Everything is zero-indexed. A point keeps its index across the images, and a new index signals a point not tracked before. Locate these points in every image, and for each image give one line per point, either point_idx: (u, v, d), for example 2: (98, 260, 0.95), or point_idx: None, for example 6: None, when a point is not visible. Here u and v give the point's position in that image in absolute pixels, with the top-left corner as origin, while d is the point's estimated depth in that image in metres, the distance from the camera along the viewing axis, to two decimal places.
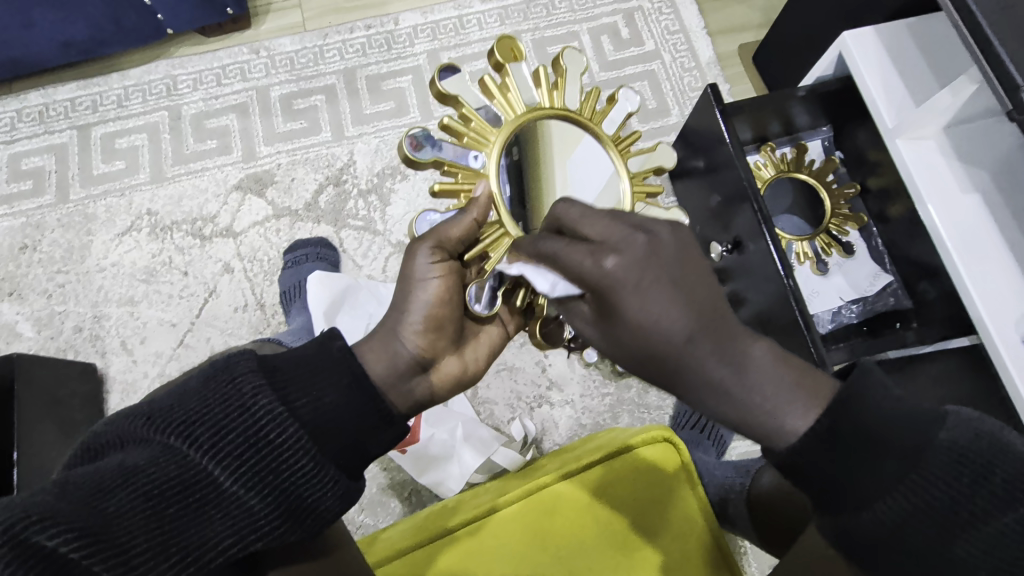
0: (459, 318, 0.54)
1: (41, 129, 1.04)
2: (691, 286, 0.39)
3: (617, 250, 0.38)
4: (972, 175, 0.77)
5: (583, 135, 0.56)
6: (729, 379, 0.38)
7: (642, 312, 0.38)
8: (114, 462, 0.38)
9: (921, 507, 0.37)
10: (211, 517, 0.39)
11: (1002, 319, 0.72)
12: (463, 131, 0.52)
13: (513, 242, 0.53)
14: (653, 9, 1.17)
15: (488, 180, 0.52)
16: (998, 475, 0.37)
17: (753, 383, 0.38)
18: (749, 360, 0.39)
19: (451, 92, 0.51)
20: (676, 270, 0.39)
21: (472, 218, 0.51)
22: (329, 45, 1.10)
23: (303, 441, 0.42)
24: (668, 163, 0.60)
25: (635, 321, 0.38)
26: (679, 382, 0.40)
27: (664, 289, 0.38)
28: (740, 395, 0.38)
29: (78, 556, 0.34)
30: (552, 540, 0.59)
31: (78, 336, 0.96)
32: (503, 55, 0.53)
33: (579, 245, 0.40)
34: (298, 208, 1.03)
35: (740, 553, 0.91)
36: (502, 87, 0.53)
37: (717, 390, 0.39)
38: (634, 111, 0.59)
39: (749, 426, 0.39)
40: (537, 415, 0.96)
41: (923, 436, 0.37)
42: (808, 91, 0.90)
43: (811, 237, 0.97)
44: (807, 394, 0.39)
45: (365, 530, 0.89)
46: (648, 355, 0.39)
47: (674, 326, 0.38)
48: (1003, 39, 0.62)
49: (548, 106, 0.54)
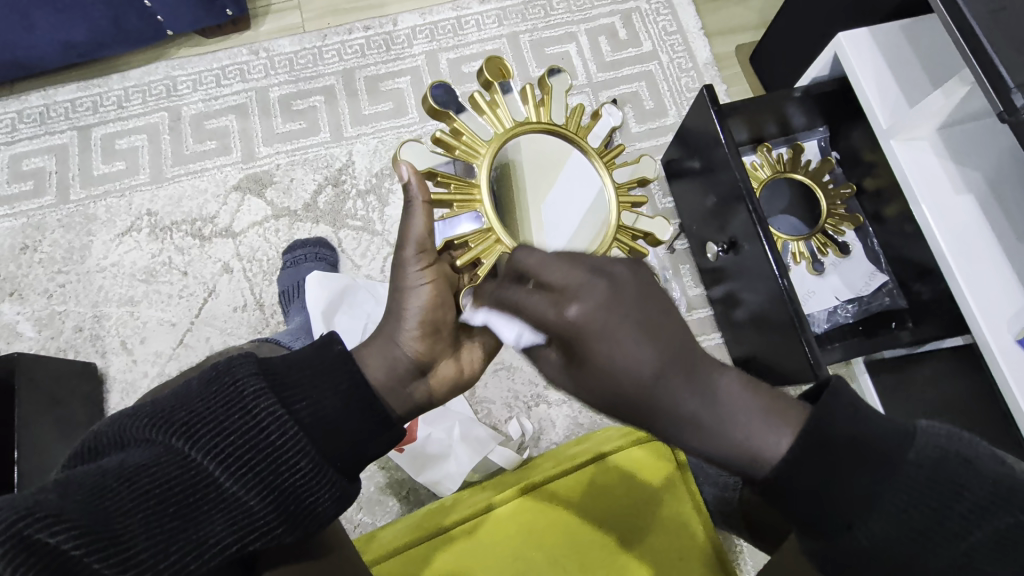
0: (454, 322, 0.55)
1: (42, 129, 1.05)
2: (649, 319, 0.40)
3: (579, 298, 0.39)
4: (966, 176, 0.78)
5: (570, 149, 0.56)
6: (699, 411, 0.39)
7: (610, 357, 0.39)
8: (116, 462, 0.39)
9: (890, 526, 0.37)
10: (210, 517, 0.40)
11: (996, 321, 0.72)
12: (454, 144, 0.52)
13: (507, 250, 0.51)
14: (651, 10, 1.17)
15: (481, 193, 0.52)
16: (969, 492, 0.37)
17: (722, 413, 0.40)
18: (715, 391, 0.40)
19: (443, 108, 0.52)
20: (634, 314, 0.40)
21: (421, 212, 0.52)
22: (329, 45, 1.11)
23: (303, 444, 0.43)
24: (651, 174, 0.59)
25: (605, 363, 0.39)
26: (654, 420, 0.40)
27: (629, 330, 0.39)
28: (715, 428, 0.39)
29: (80, 553, 0.35)
30: (547, 538, 0.60)
31: (78, 336, 0.96)
32: (492, 73, 0.54)
33: (542, 293, 0.41)
34: (297, 209, 1.04)
35: (735, 551, 0.92)
36: (491, 104, 0.54)
37: (691, 425, 0.40)
38: (618, 127, 0.58)
39: (726, 461, 0.40)
40: (535, 414, 0.97)
41: (894, 451, 0.37)
42: (805, 92, 0.91)
43: (807, 238, 0.97)
44: (778, 419, 0.40)
45: (363, 529, 0.90)
46: (620, 396, 0.40)
47: (640, 364, 0.39)
48: (994, 43, 0.63)
49: (535, 122, 0.55)
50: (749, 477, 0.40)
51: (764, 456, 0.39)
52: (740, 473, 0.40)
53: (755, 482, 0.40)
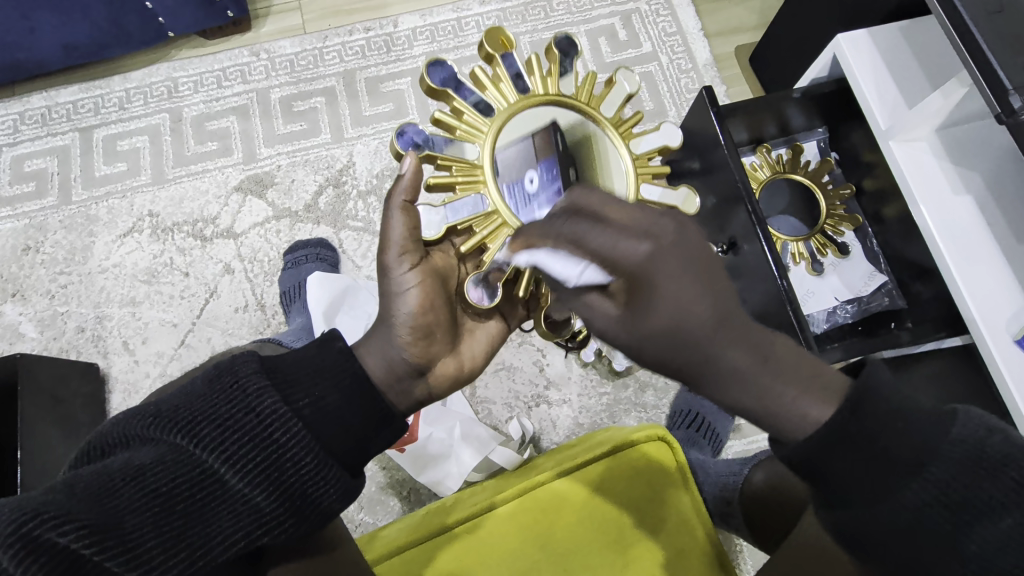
0: (445, 323, 0.55)
1: (44, 131, 1.05)
2: (706, 265, 0.39)
3: (651, 237, 0.38)
4: (965, 176, 0.78)
5: (582, 121, 0.56)
6: (751, 367, 0.39)
7: (676, 300, 0.38)
8: (122, 461, 0.39)
9: (929, 500, 0.38)
10: (217, 513, 0.40)
11: (995, 320, 0.73)
12: (455, 125, 0.54)
13: (511, 231, 0.52)
14: (651, 11, 1.18)
15: (484, 172, 0.53)
16: (1008, 471, 0.38)
17: (769, 373, 0.39)
18: (765, 351, 0.40)
19: (440, 88, 0.54)
20: (688, 262, 0.38)
21: (398, 212, 0.52)
22: (329, 47, 1.11)
23: (307, 440, 0.43)
24: (674, 142, 0.57)
25: (671, 307, 0.38)
26: (703, 376, 0.39)
27: (693, 276, 0.38)
28: (762, 383, 0.39)
29: (91, 551, 0.35)
30: (550, 538, 0.60)
31: (80, 337, 0.97)
32: (493, 46, 0.55)
33: (607, 230, 0.38)
34: (298, 209, 1.04)
35: (735, 550, 0.92)
36: (494, 79, 0.55)
37: (740, 378, 0.39)
38: (633, 92, 0.58)
39: (766, 422, 0.40)
40: (535, 414, 0.97)
41: (939, 431, 0.38)
42: (804, 93, 0.91)
43: (807, 238, 0.98)
44: (817, 387, 0.40)
45: (364, 528, 0.90)
46: (677, 345, 0.38)
47: (704, 308, 0.38)
48: (992, 45, 0.63)
49: (542, 93, 0.55)
50: (780, 441, 0.40)
51: (796, 429, 0.39)
52: (771, 434, 0.40)
53: (788, 448, 0.40)
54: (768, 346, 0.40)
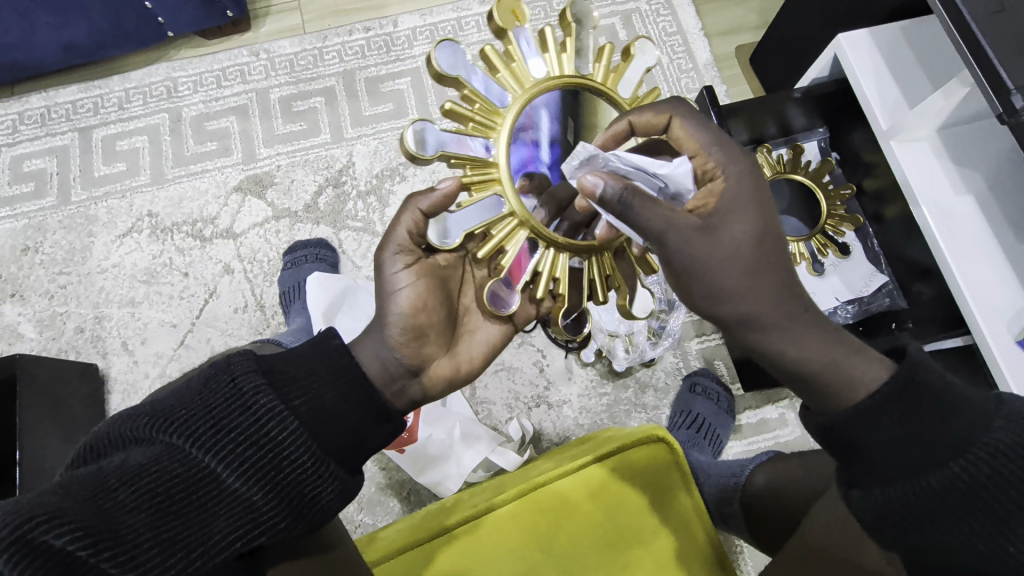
0: (438, 326, 0.54)
1: (43, 131, 1.05)
2: (767, 213, 0.46)
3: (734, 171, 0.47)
4: (965, 176, 0.78)
5: (598, 100, 0.54)
6: (795, 317, 0.44)
7: (749, 225, 0.45)
8: (117, 461, 0.39)
9: (984, 472, 0.39)
10: (212, 513, 0.40)
11: (999, 315, 0.73)
12: (468, 116, 0.50)
13: (529, 232, 0.51)
14: (652, 11, 1.17)
15: (501, 168, 0.50)
16: None
17: (810, 329, 0.44)
18: (808, 312, 0.45)
19: (449, 74, 0.49)
20: (756, 198, 0.46)
21: (413, 213, 0.51)
22: (329, 47, 1.11)
23: (304, 438, 0.43)
24: None
25: (744, 229, 0.45)
26: (761, 308, 0.44)
27: (762, 214, 0.46)
28: (809, 333, 0.44)
29: (86, 553, 0.35)
30: (552, 539, 0.60)
31: (79, 337, 0.97)
32: (503, 20, 0.51)
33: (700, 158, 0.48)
34: (298, 210, 1.04)
35: (735, 552, 0.92)
36: (506, 58, 0.51)
37: (789, 323, 0.44)
38: (649, 65, 0.57)
39: (813, 377, 0.43)
40: (536, 414, 0.97)
41: (988, 408, 0.40)
42: (804, 93, 0.91)
43: (807, 238, 0.97)
44: (858, 353, 0.44)
45: (364, 529, 0.90)
46: (746, 267, 0.44)
47: (767, 244, 0.45)
48: (994, 44, 0.63)
49: (558, 73, 0.52)
50: (830, 400, 0.43)
51: (847, 389, 0.43)
52: (818, 397, 0.44)
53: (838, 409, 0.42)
54: (810, 306, 0.46)
